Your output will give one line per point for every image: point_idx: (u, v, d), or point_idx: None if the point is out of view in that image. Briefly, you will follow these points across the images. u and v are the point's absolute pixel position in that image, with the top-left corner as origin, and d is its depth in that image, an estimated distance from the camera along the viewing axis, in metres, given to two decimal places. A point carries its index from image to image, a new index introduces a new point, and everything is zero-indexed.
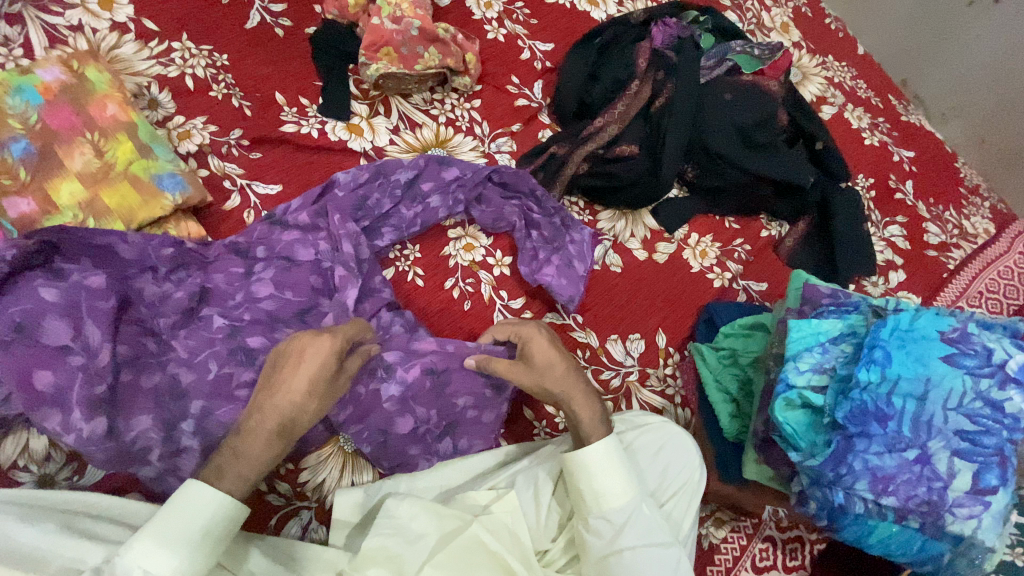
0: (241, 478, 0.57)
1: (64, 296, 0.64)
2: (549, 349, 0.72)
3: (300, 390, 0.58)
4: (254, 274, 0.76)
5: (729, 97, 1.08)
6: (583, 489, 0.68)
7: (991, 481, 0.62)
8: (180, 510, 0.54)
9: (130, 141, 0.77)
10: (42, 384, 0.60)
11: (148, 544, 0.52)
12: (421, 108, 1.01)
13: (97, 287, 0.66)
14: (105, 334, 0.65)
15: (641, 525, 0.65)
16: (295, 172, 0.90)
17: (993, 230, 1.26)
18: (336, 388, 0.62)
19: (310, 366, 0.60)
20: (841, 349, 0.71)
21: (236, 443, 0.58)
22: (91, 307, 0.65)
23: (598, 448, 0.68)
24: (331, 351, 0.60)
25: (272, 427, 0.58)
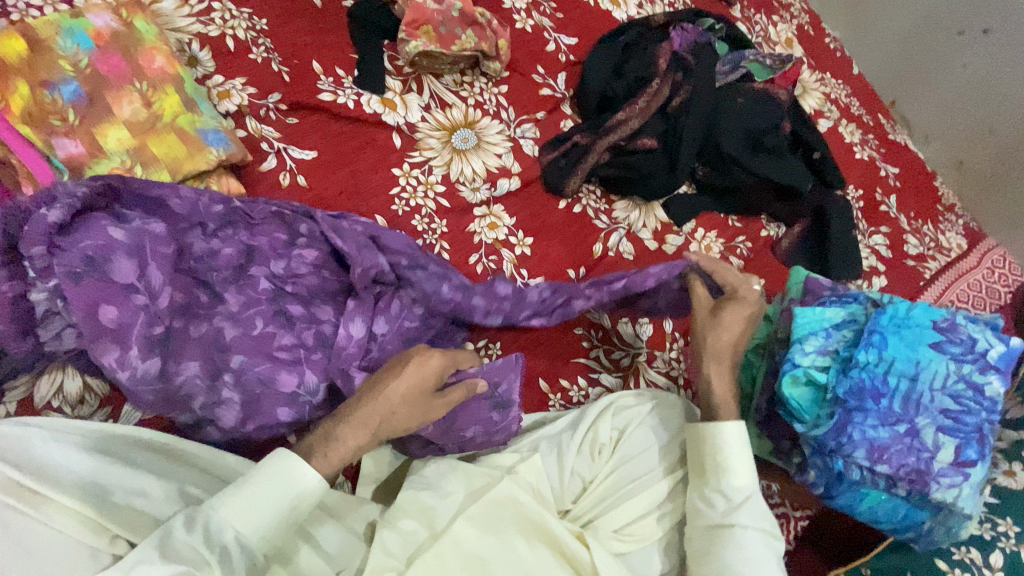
0: (331, 459, 0.60)
1: (131, 238, 0.66)
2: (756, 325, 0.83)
3: (401, 394, 0.64)
4: (296, 247, 0.77)
5: (741, 101, 1.15)
6: (708, 463, 0.75)
7: (970, 454, 0.70)
8: (273, 482, 0.56)
9: (176, 94, 0.79)
10: (107, 319, 0.62)
11: (241, 504, 0.55)
12: (451, 89, 1.04)
13: (156, 232, 0.68)
14: (165, 276, 0.67)
15: (757, 508, 0.72)
16: (329, 141, 0.92)
17: (965, 245, 1.37)
18: (432, 409, 0.66)
19: (421, 374, 0.65)
20: (842, 333, 0.77)
21: (333, 427, 0.62)
22: (154, 251, 0.67)
23: (733, 429, 0.74)
24: (439, 367, 0.67)
25: (368, 420, 0.62)
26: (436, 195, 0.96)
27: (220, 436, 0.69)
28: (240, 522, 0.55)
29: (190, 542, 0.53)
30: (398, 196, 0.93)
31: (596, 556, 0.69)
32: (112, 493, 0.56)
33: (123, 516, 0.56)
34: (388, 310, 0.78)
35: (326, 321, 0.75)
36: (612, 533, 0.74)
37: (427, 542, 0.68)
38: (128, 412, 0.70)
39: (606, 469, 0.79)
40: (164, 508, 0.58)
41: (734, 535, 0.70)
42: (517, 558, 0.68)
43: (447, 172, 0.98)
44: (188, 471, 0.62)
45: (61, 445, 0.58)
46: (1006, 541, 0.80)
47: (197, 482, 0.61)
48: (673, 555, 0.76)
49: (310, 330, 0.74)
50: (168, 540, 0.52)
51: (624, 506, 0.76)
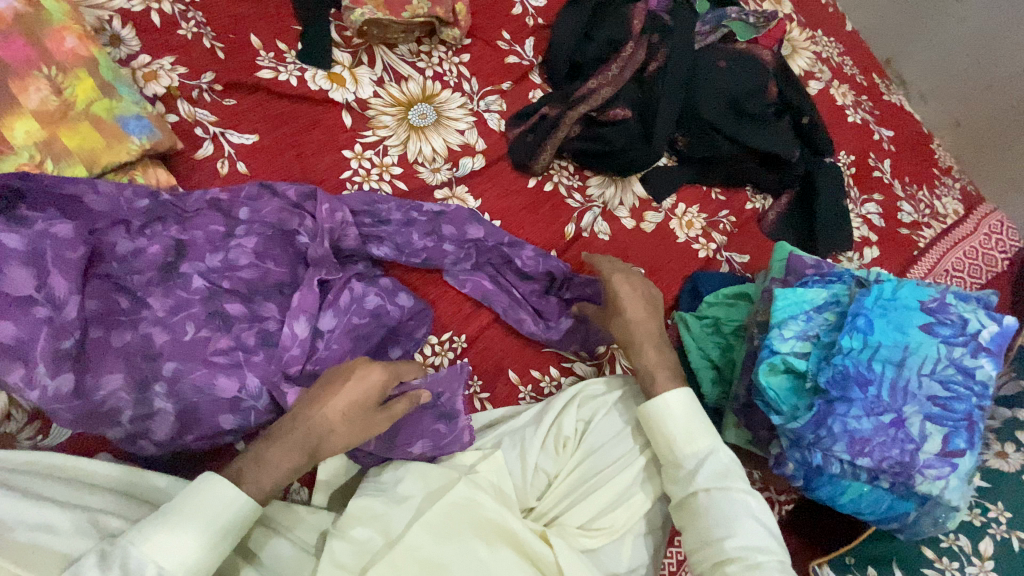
0: (262, 482, 0.58)
1: (27, 244, 0.60)
2: (638, 304, 0.79)
3: (338, 411, 0.62)
4: (235, 237, 0.72)
5: (723, 65, 1.07)
6: (659, 439, 0.71)
7: (959, 443, 0.65)
8: (199, 508, 0.54)
9: (91, 78, 0.71)
10: (3, 336, 0.57)
11: (162, 535, 0.52)
12: (407, 60, 0.96)
13: (63, 236, 0.62)
14: (73, 285, 0.62)
15: (719, 466, 0.67)
16: (270, 123, 0.85)
17: (962, 211, 1.30)
18: (373, 425, 0.64)
19: (361, 390, 0.63)
20: (824, 317, 0.72)
21: (263, 450, 0.60)
22: (58, 257, 0.62)
23: (675, 395, 0.71)
24: (380, 381, 0.64)
25: (302, 439, 0.60)
26: (392, 177, 0.89)
27: (156, 450, 0.65)
28: (162, 556, 0.51)
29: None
30: (350, 179, 0.86)
31: (557, 552, 0.65)
32: (9, 530, 0.50)
33: (23, 553, 0.50)
34: (337, 302, 0.74)
35: (269, 318, 0.70)
36: (578, 529, 0.70)
37: (381, 549, 0.64)
38: (58, 429, 0.66)
39: (572, 463, 0.76)
40: (73, 539, 0.52)
41: (699, 502, 0.66)
42: (476, 561, 0.63)
43: (403, 152, 0.91)
44: (104, 496, 0.58)
45: None
46: (996, 527, 0.76)
47: (113, 509, 0.57)
48: (644, 549, 0.72)
49: (251, 331, 0.69)
50: None
51: (590, 499, 0.72)
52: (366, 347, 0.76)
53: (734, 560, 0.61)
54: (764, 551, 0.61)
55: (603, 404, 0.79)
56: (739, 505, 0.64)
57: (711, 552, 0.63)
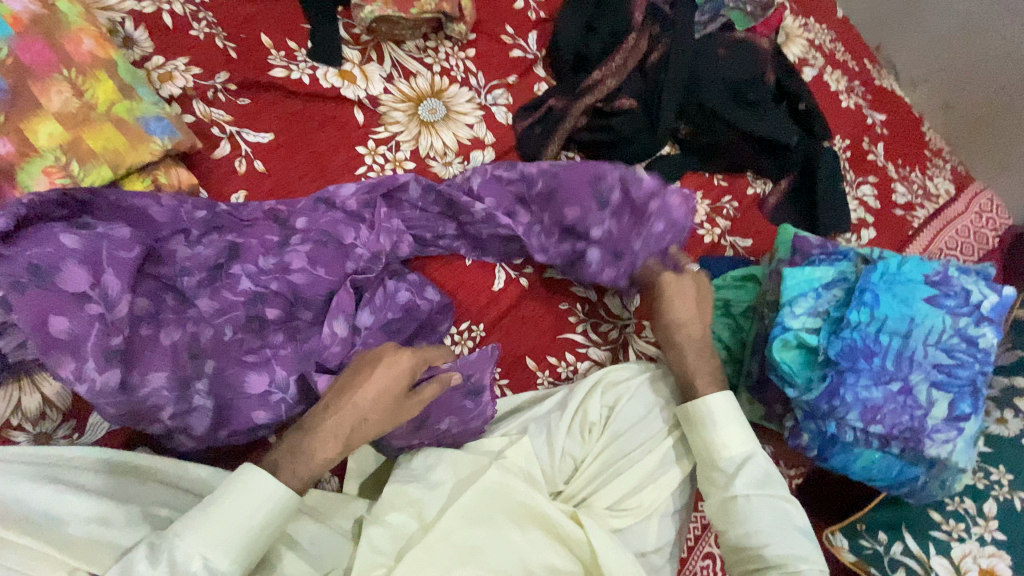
0: (298, 473, 0.60)
1: (84, 244, 0.61)
2: (686, 299, 0.81)
3: (369, 400, 0.63)
4: (290, 245, 0.74)
5: (722, 53, 1.09)
6: (700, 438, 0.74)
7: (964, 408, 0.69)
8: (240, 500, 0.56)
9: (110, 80, 0.72)
10: (57, 330, 0.57)
11: (206, 529, 0.54)
12: (414, 56, 0.97)
13: (120, 237, 0.64)
14: (124, 284, 0.63)
15: (758, 473, 0.70)
16: (285, 122, 0.86)
17: (953, 190, 1.34)
18: (404, 411, 0.65)
19: (391, 377, 0.65)
20: (833, 293, 0.75)
21: (299, 441, 0.62)
22: (112, 257, 0.63)
23: (716, 398, 0.74)
24: (409, 366, 0.66)
25: (335, 428, 0.62)
26: (405, 171, 0.90)
27: (195, 445, 0.67)
28: (208, 550, 0.53)
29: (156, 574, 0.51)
30: (365, 175, 0.88)
31: (590, 533, 0.67)
32: (65, 525, 0.53)
33: (80, 547, 0.52)
34: (373, 300, 0.76)
35: (301, 315, 0.74)
36: (606, 511, 0.72)
37: (417, 534, 0.67)
38: (94, 424, 0.67)
39: (598, 448, 0.78)
40: (126, 531, 0.55)
41: (739, 506, 0.69)
42: (512, 546, 0.66)
43: (415, 146, 0.92)
44: (151, 487, 0.60)
45: (6, 477, 0.55)
46: (999, 489, 0.80)
47: (160, 501, 0.59)
48: (670, 528, 0.75)
49: (281, 330, 0.72)
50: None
51: (617, 482, 0.74)
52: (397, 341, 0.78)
53: (775, 566, 0.65)
54: (803, 560, 0.65)
55: (625, 391, 0.81)
56: (775, 512, 0.68)
57: (746, 554, 0.67)
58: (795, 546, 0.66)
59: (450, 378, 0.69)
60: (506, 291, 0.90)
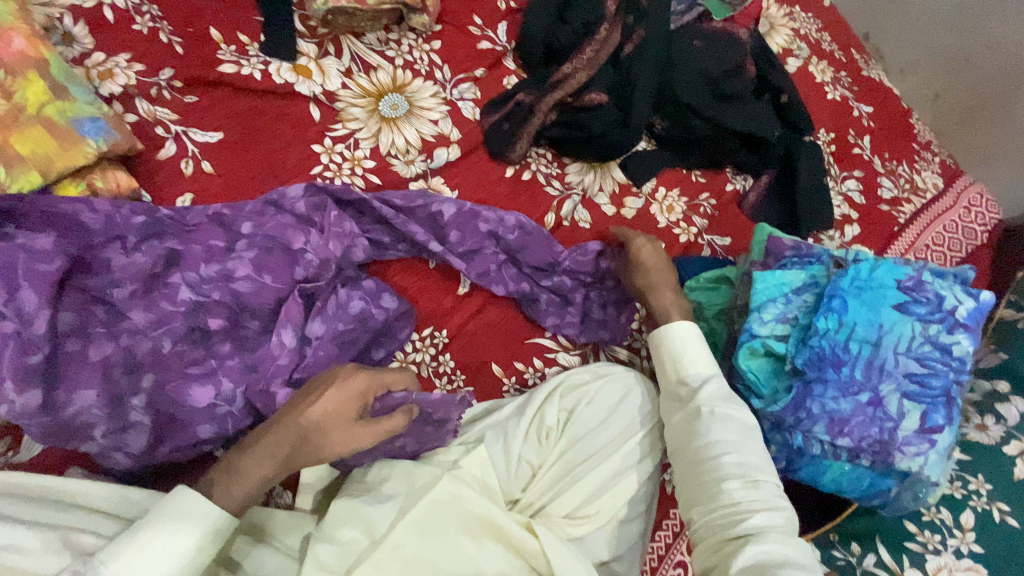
0: (233, 492, 0.57)
1: (2, 258, 0.59)
2: (654, 251, 0.85)
3: (314, 422, 0.60)
4: (235, 251, 0.71)
5: (698, 44, 1.04)
6: (665, 361, 0.73)
7: (937, 420, 0.66)
8: (173, 523, 0.53)
9: (42, 80, 0.68)
10: None
11: (133, 553, 0.50)
12: (375, 49, 0.93)
13: (39, 248, 0.61)
14: (42, 298, 0.60)
15: (722, 389, 0.68)
16: (235, 119, 0.82)
17: (942, 184, 1.30)
18: (354, 438, 0.61)
19: (341, 399, 0.61)
20: (803, 298, 0.72)
21: (236, 458, 0.59)
22: (31, 270, 0.60)
23: (683, 325, 0.74)
24: (363, 389, 0.62)
25: (275, 447, 0.59)
26: (364, 171, 0.87)
27: (133, 463, 0.63)
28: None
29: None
30: (320, 174, 0.84)
31: (546, 543, 0.64)
32: None
33: None
34: (324, 309, 0.73)
35: (248, 325, 0.70)
36: (563, 519, 0.70)
37: (365, 551, 0.64)
38: (30, 442, 0.64)
39: (555, 453, 0.75)
40: (42, 557, 0.51)
41: (702, 419, 0.65)
42: (461, 556, 0.64)
43: (375, 144, 0.88)
44: (77, 515, 0.56)
45: None
46: (977, 499, 0.77)
47: (86, 524, 0.56)
48: (630, 533, 0.72)
49: (226, 340, 0.68)
50: None
51: (574, 489, 0.71)
52: (353, 351, 0.75)
53: (732, 479, 0.60)
54: (761, 474, 0.61)
55: (584, 395, 0.78)
56: (740, 429, 0.64)
57: (709, 469, 0.62)
58: (754, 460, 0.62)
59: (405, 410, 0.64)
60: (471, 297, 0.87)
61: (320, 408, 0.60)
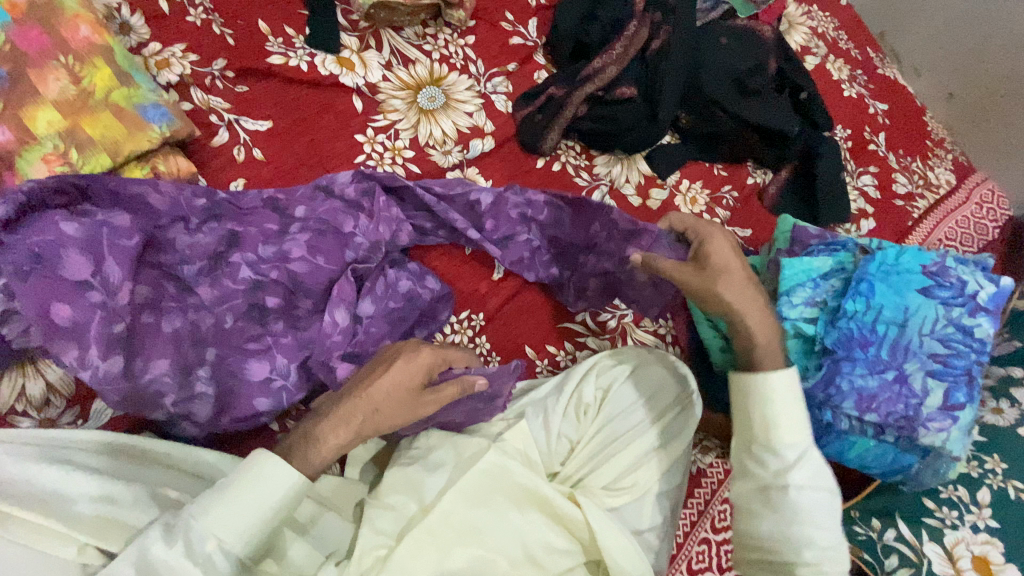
0: (309, 458, 0.61)
1: (85, 231, 0.62)
2: (725, 252, 0.73)
3: (383, 392, 0.63)
4: (290, 234, 0.75)
5: (724, 42, 1.08)
6: (754, 416, 0.66)
7: (960, 398, 0.69)
8: (254, 486, 0.56)
9: (107, 67, 0.71)
10: (60, 318, 0.59)
11: (219, 513, 0.54)
12: (413, 43, 0.97)
13: (119, 225, 0.65)
14: (125, 271, 0.63)
15: (814, 464, 0.65)
16: (284, 108, 0.86)
17: (954, 181, 1.33)
18: (418, 407, 0.65)
19: (407, 372, 0.65)
20: (831, 284, 0.76)
21: (312, 426, 0.62)
22: (113, 245, 0.64)
23: (786, 376, 0.66)
24: (427, 363, 0.66)
25: (348, 415, 0.62)
26: (404, 160, 0.90)
27: (199, 431, 0.68)
28: (221, 532, 0.54)
29: (171, 555, 0.52)
30: (364, 163, 0.87)
31: (587, 513, 0.68)
32: (73, 503, 0.56)
33: (89, 523, 0.55)
34: (374, 289, 0.77)
35: (302, 304, 0.74)
36: (602, 490, 0.74)
37: (416, 515, 0.67)
38: (98, 412, 0.68)
39: (593, 430, 0.79)
40: (131, 510, 0.57)
41: (789, 498, 0.63)
42: (508, 523, 0.68)
43: (414, 135, 0.92)
44: (157, 472, 0.62)
45: (14, 458, 0.57)
46: (993, 477, 0.81)
47: (168, 483, 0.62)
48: (665, 506, 0.76)
49: (281, 318, 0.72)
50: (148, 558, 0.51)
51: (611, 462, 0.75)
52: (403, 328, 0.79)
53: (808, 565, 0.63)
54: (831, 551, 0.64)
55: (618, 374, 0.82)
56: (826, 507, 0.64)
57: (788, 547, 0.63)
58: (828, 537, 0.64)
59: (471, 380, 0.68)
60: (505, 282, 0.90)
61: (389, 380, 0.63)
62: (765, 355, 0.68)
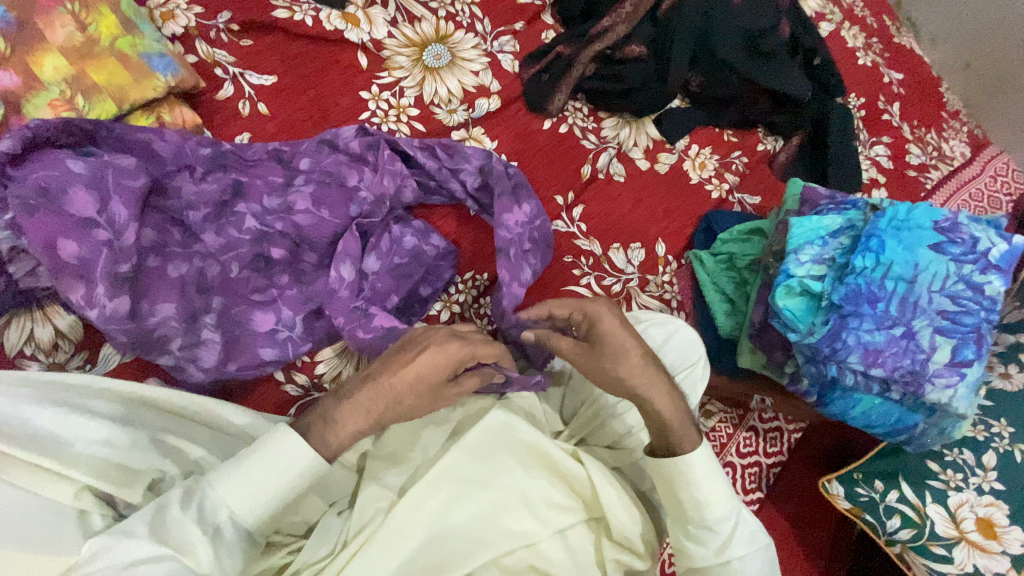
0: (327, 441, 0.59)
1: (91, 170, 0.63)
2: (621, 330, 0.62)
3: (405, 385, 0.59)
4: (294, 186, 0.74)
5: (737, 2, 1.05)
6: (683, 498, 0.62)
7: (968, 354, 0.68)
8: (272, 458, 0.55)
9: (113, 15, 0.71)
10: (67, 255, 0.60)
11: (235, 484, 0.53)
12: (419, 0, 0.96)
13: (125, 166, 0.65)
14: (131, 212, 0.64)
15: (746, 531, 0.62)
16: (288, 63, 0.85)
17: (969, 153, 1.30)
18: (438, 399, 0.62)
19: (433, 368, 0.59)
20: (839, 241, 0.75)
21: (332, 409, 0.60)
22: (119, 185, 0.64)
23: (699, 454, 0.62)
24: (457, 359, 0.60)
25: (367, 404, 0.60)
26: (409, 118, 0.89)
27: (204, 376, 0.68)
28: (235, 502, 0.53)
29: (185, 520, 0.50)
30: (369, 120, 0.87)
31: (591, 471, 0.66)
32: (73, 446, 0.54)
33: (90, 465, 0.53)
34: (378, 245, 0.76)
35: (307, 257, 0.74)
36: (603, 450, 0.74)
37: (419, 467, 0.67)
38: (106, 356, 0.68)
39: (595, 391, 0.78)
40: (132, 454, 0.56)
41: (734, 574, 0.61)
42: (513, 481, 0.66)
43: (419, 93, 0.91)
44: (157, 417, 0.61)
45: (13, 397, 0.55)
46: (999, 441, 0.80)
47: (170, 429, 0.61)
48: None
49: (287, 272, 0.73)
50: (163, 519, 0.50)
51: (614, 423, 0.75)
52: (407, 285, 0.78)
53: None
54: None
55: None
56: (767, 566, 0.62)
57: None
58: None
59: (498, 369, 0.65)
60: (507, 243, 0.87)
61: (411, 374, 0.59)
62: (682, 437, 0.62)
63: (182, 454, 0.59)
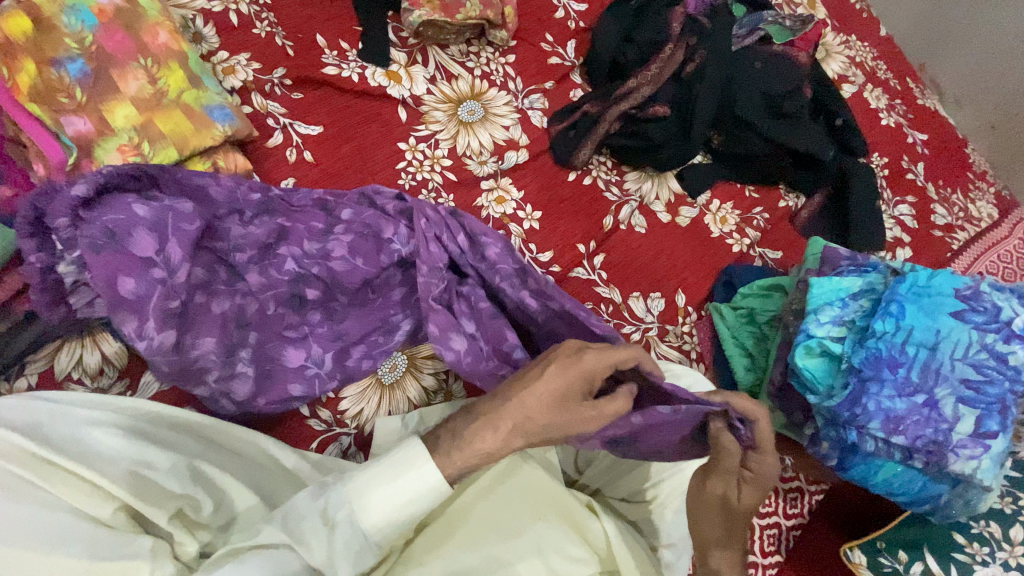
0: (453, 459, 0.56)
1: (153, 214, 0.68)
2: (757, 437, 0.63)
3: (537, 401, 0.57)
4: (333, 234, 0.78)
5: (759, 65, 1.11)
6: None
7: (992, 425, 0.67)
8: (407, 468, 0.55)
9: (180, 70, 0.79)
10: (125, 290, 0.64)
11: (369, 483, 0.55)
12: (457, 60, 1.02)
13: (183, 211, 0.71)
14: (184, 253, 0.69)
15: None
16: (333, 115, 0.92)
17: (996, 215, 1.30)
18: (577, 420, 0.58)
19: (564, 382, 0.58)
20: (859, 304, 0.76)
21: (463, 427, 0.58)
22: (175, 227, 0.69)
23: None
24: (586, 372, 0.58)
25: (509, 428, 0.57)
26: (442, 169, 0.94)
27: (235, 409, 0.71)
28: (357, 503, 0.54)
29: (312, 507, 0.54)
30: (404, 170, 0.92)
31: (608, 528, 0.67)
32: (118, 464, 0.57)
33: (130, 482, 0.56)
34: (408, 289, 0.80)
35: (338, 297, 0.78)
36: (619, 501, 0.75)
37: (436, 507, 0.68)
38: (146, 384, 0.72)
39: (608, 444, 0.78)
40: (170, 478, 0.58)
41: None
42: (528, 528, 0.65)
43: (453, 145, 0.96)
44: (193, 445, 0.64)
45: (67, 415, 0.60)
46: None
47: (204, 456, 0.63)
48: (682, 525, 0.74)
49: (318, 310, 0.77)
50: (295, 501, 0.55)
51: (629, 476, 0.75)
52: None
53: None
54: None
55: None
56: None
57: None
58: None
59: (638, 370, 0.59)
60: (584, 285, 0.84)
61: (544, 389, 0.57)
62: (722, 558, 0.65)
63: (214, 483, 0.61)
